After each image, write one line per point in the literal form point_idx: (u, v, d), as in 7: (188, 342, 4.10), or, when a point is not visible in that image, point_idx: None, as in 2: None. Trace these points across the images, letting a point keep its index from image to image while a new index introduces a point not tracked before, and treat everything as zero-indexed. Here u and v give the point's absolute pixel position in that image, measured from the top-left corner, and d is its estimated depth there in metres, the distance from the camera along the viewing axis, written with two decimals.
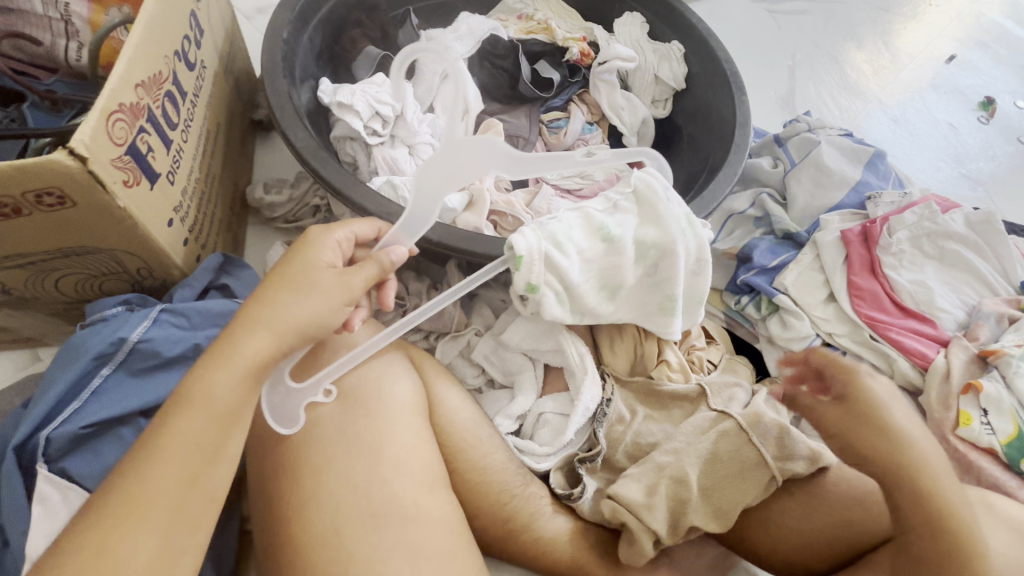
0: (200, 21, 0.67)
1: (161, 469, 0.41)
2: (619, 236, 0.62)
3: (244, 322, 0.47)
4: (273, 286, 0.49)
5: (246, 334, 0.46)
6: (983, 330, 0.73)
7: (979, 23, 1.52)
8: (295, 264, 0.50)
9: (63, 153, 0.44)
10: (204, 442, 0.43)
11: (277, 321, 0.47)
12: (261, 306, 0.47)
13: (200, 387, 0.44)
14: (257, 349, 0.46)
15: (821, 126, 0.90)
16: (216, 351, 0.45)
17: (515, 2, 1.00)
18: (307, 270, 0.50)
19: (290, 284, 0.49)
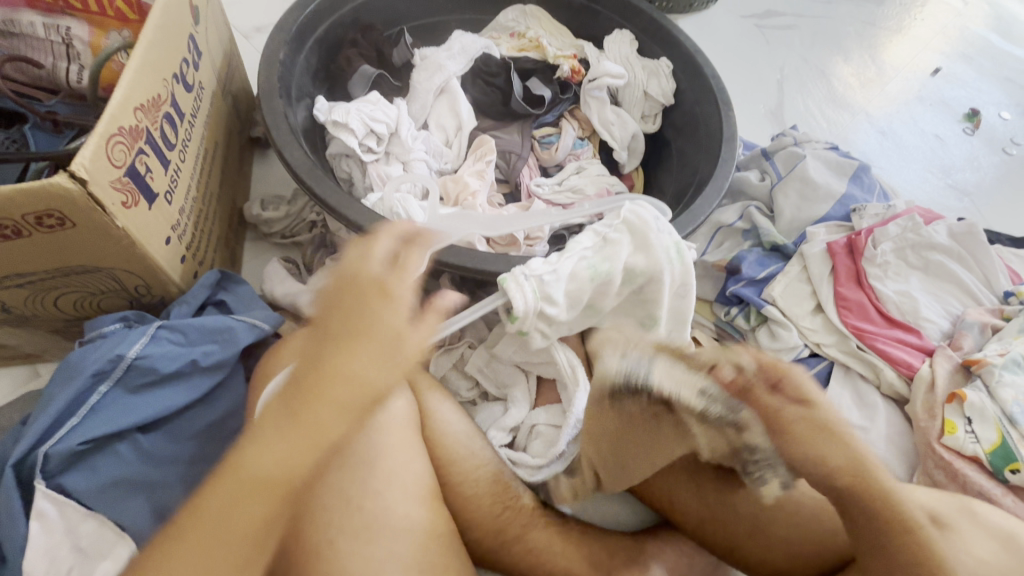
0: (198, 43, 0.68)
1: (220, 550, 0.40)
2: (610, 271, 0.62)
3: (312, 394, 0.44)
4: (341, 350, 0.46)
5: (318, 409, 0.43)
6: (967, 339, 0.75)
7: (963, 36, 1.55)
8: (364, 324, 0.47)
9: (64, 176, 0.46)
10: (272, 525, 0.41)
11: (344, 392, 0.44)
12: (335, 380, 0.44)
13: (265, 468, 0.42)
14: (325, 428, 0.43)
15: (806, 140, 0.92)
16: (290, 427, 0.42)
17: (506, 20, 1.02)
18: (377, 334, 0.47)
19: (359, 349, 0.46)
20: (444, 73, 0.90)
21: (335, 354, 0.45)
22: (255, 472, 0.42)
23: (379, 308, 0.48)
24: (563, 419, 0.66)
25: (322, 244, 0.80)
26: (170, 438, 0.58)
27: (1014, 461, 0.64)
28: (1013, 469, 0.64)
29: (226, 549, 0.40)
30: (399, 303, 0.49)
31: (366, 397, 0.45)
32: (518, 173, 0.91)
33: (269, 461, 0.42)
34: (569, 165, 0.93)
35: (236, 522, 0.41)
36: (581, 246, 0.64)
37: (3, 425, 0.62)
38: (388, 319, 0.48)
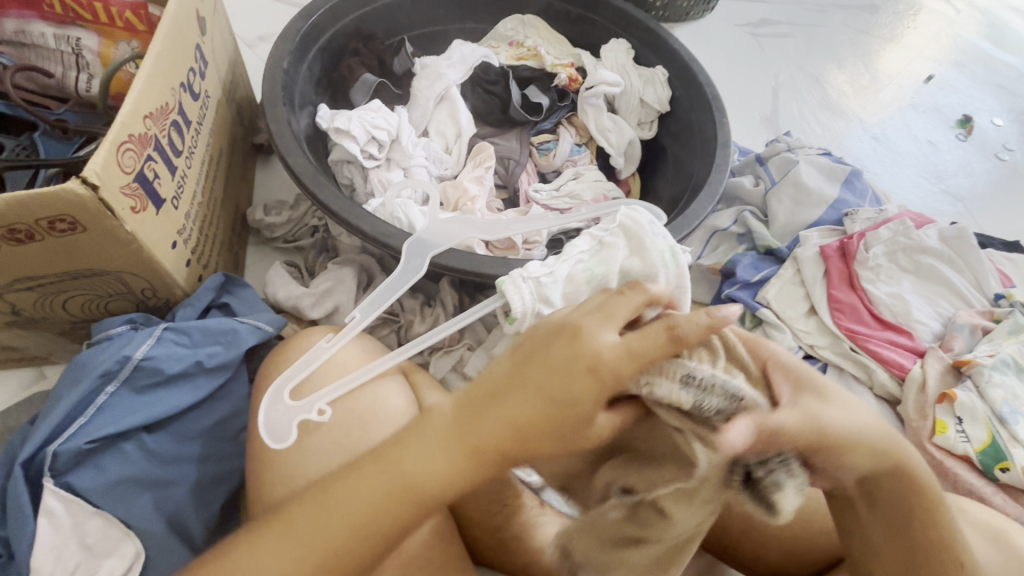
0: (205, 53, 0.70)
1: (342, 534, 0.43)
2: (605, 274, 0.64)
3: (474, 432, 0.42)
4: (518, 398, 0.42)
5: (477, 439, 0.42)
6: (958, 340, 0.76)
7: (956, 44, 1.58)
8: (555, 383, 0.42)
9: (77, 182, 0.47)
10: (404, 527, 0.44)
11: (504, 429, 0.42)
12: (501, 423, 0.42)
13: (414, 473, 0.43)
14: (479, 458, 0.42)
15: (800, 146, 0.94)
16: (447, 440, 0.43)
17: (505, 29, 1.04)
18: (565, 402, 0.41)
19: (543, 414, 0.42)
20: (444, 82, 0.92)
21: (514, 402, 0.42)
22: (413, 472, 0.43)
23: (579, 372, 0.42)
24: None
25: (324, 249, 0.82)
26: (175, 437, 0.59)
27: (1005, 461, 0.65)
28: (1003, 468, 0.65)
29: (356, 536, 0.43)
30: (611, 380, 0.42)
31: (524, 450, 0.42)
32: (516, 179, 0.93)
33: (419, 467, 0.43)
34: (566, 171, 0.95)
35: (373, 515, 0.43)
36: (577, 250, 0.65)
37: (12, 426, 0.63)
38: (580, 388, 0.41)
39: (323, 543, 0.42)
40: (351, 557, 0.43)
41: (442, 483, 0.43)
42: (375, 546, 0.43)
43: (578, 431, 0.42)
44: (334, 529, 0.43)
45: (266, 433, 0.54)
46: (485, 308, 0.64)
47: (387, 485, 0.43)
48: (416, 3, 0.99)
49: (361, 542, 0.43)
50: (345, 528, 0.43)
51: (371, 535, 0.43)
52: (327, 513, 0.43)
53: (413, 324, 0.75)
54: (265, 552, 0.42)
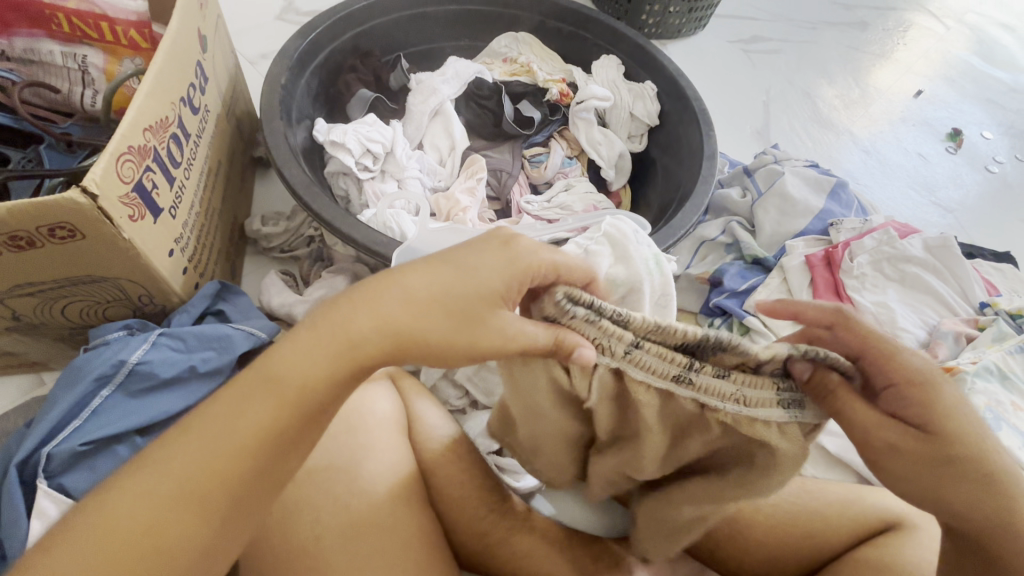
0: (205, 70, 0.73)
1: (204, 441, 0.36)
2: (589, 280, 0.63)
3: (353, 312, 0.39)
4: (411, 275, 0.40)
5: (353, 319, 0.39)
6: (942, 348, 0.77)
7: (946, 60, 1.61)
8: (456, 262, 0.40)
9: (77, 192, 0.49)
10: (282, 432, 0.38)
11: (389, 311, 0.39)
12: (391, 294, 0.39)
13: (282, 364, 0.38)
14: (358, 341, 0.39)
15: (787, 158, 0.96)
16: (322, 320, 0.39)
17: (499, 47, 1.07)
18: (468, 278, 0.40)
19: (439, 289, 0.40)
20: (438, 97, 0.94)
21: (404, 279, 0.40)
22: (288, 362, 0.38)
23: (484, 253, 0.41)
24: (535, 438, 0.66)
25: (319, 258, 0.84)
26: None
27: None
28: None
29: (225, 444, 0.36)
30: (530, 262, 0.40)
31: (415, 332, 0.39)
32: (508, 191, 0.95)
33: (289, 357, 0.38)
34: (558, 183, 0.97)
35: (249, 424, 0.37)
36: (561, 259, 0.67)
37: (9, 430, 0.65)
38: (487, 264, 0.40)
39: (178, 470, 0.36)
40: (210, 485, 0.36)
41: (316, 372, 0.38)
42: (240, 467, 0.37)
43: (484, 311, 0.39)
44: (199, 454, 0.36)
45: None
46: None
47: (253, 386, 0.38)
48: (413, 22, 1.03)
49: (224, 463, 0.36)
50: (216, 446, 0.36)
51: (235, 451, 0.37)
52: (183, 436, 0.37)
53: None
54: (107, 497, 0.35)
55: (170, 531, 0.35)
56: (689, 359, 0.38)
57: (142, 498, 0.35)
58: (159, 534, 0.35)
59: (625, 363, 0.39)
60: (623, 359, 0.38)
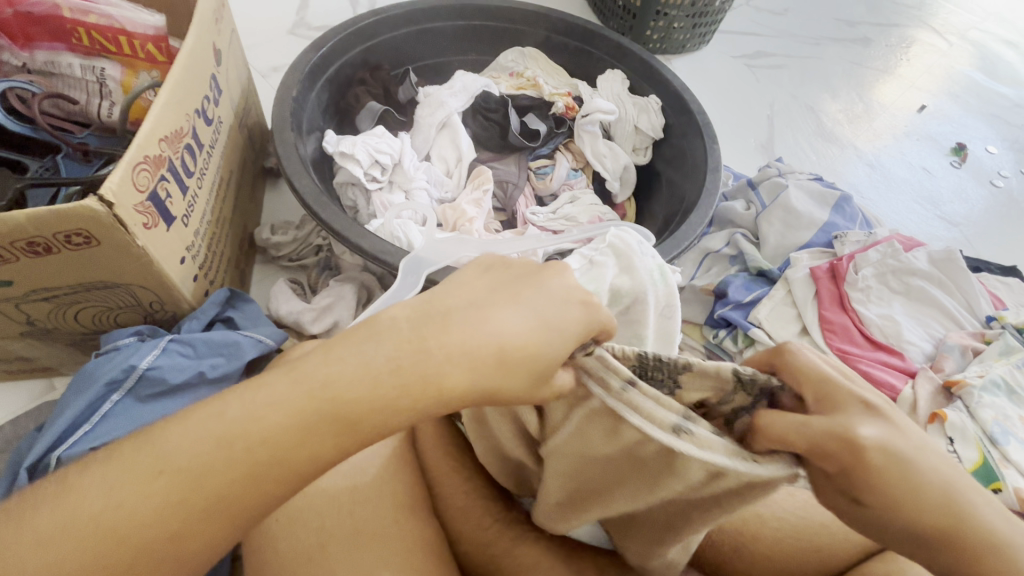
0: (219, 82, 0.75)
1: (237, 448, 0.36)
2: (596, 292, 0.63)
3: (444, 364, 0.38)
4: (506, 318, 0.40)
5: (438, 371, 0.38)
6: (948, 361, 0.77)
7: (949, 75, 1.62)
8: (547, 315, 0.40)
9: (93, 200, 0.50)
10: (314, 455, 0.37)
11: (479, 356, 0.39)
12: (477, 343, 0.39)
13: (345, 398, 0.37)
14: (439, 392, 0.38)
15: (790, 171, 0.97)
16: (409, 363, 0.38)
17: (506, 61, 1.09)
18: (549, 335, 0.39)
19: (530, 347, 0.39)
20: (445, 109, 0.96)
21: (500, 325, 0.39)
22: (348, 391, 0.37)
23: (569, 308, 0.41)
24: None
25: (327, 267, 0.85)
26: None
27: (997, 481, 0.65)
28: (997, 488, 0.64)
29: (259, 456, 0.36)
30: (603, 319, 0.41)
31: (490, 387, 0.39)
32: (513, 202, 0.96)
33: (359, 391, 0.37)
34: (563, 195, 0.98)
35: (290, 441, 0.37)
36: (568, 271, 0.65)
37: (20, 434, 0.66)
38: (570, 319, 0.40)
39: (207, 480, 0.35)
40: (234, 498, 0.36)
41: (370, 410, 0.38)
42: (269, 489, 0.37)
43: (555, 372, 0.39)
44: (229, 458, 0.36)
45: None
46: None
47: (300, 402, 0.37)
48: (421, 37, 1.05)
49: (257, 484, 0.36)
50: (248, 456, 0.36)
51: (268, 471, 0.36)
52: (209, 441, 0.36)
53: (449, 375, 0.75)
54: (125, 494, 0.35)
55: (190, 534, 0.35)
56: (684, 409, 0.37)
57: (165, 500, 0.35)
58: (177, 533, 0.35)
59: (613, 398, 0.38)
60: (610, 392, 0.38)
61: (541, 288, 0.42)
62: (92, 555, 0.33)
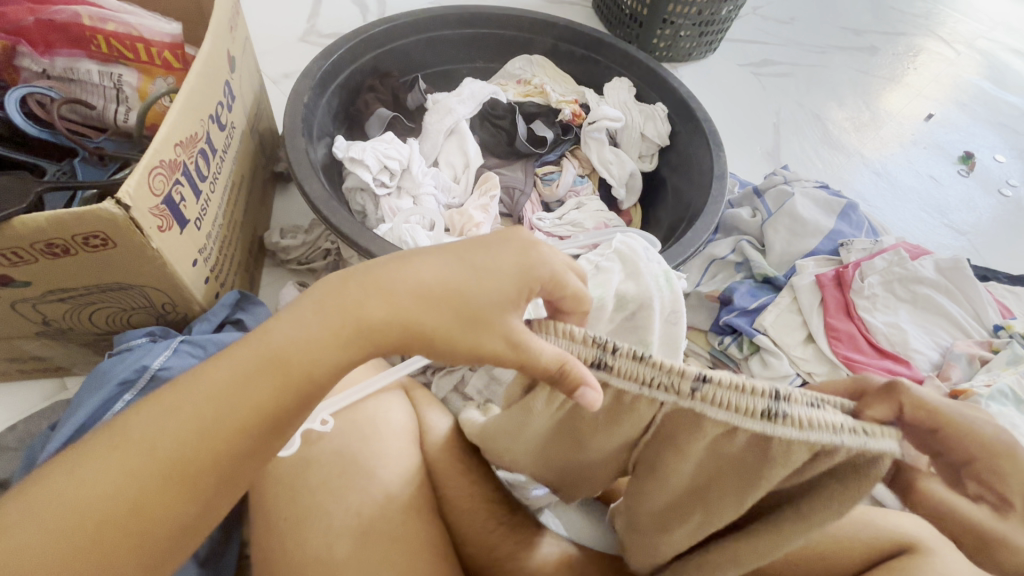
0: (232, 88, 0.76)
1: (188, 412, 0.37)
2: (601, 297, 0.65)
3: (366, 302, 0.39)
4: (419, 263, 0.41)
5: (362, 306, 0.39)
6: (955, 370, 0.76)
7: (957, 84, 1.62)
8: (472, 259, 0.41)
9: (111, 203, 0.52)
10: (267, 409, 0.38)
11: (396, 294, 0.40)
12: (400, 284, 0.40)
13: (289, 349, 0.38)
14: (360, 324, 0.39)
15: (796, 178, 0.97)
16: (333, 305, 0.39)
17: (514, 68, 1.10)
18: (476, 279, 0.40)
19: (455, 287, 0.40)
20: (453, 116, 0.97)
21: (418, 268, 0.41)
22: (289, 345, 0.38)
23: (502, 254, 0.42)
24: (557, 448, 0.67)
25: None
26: None
27: None
28: None
29: (212, 418, 0.37)
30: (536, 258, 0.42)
31: (422, 326, 0.40)
32: (520, 207, 0.97)
33: (298, 341, 0.38)
34: (569, 201, 0.99)
35: (238, 400, 0.37)
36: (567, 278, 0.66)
37: (33, 432, 0.67)
38: (503, 265, 0.41)
39: (163, 447, 0.36)
40: (207, 464, 0.37)
41: (322, 360, 0.39)
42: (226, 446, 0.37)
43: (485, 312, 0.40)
44: (181, 423, 0.36)
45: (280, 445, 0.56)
46: None
47: (251, 364, 0.38)
48: (430, 45, 1.06)
49: (216, 447, 0.37)
50: (201, 419, 0.37)
51: (234, 429, 0.37)
52: (169, 415, 0.36)
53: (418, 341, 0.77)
54: (88, 473, 0.35)
55: (154, 502, 0.35)
56: (777, 391, 0.35)
57: (132, 477, 0.35)
58: (141, 503, 0.35)
59: (649, 390, 0.37)
60: (644, 386, 0.37)
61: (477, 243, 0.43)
62: (69, 533, 0.34)
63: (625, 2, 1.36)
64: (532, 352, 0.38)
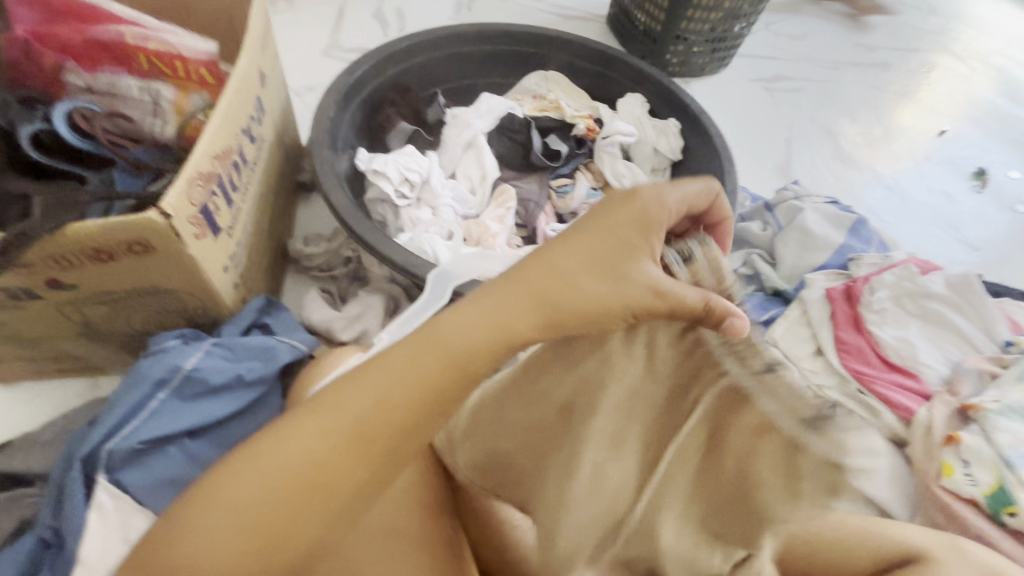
0: (263, 103, 0.80)
1: (369, 388, 0.44)
2: None
3: (518, 296, 0.44)
4: (564, 250, 0.45)
5: (506, 303, 0.44)
6: (965, 385, 0.78)
7: (971, 100, 1.62)
8: (603, 228, 0.45)
9: (154, 212, 0.55)
10: (435, 389, 0.44)
11: (544, 285, 0.44)
12: (554, 274, 0.44)
13: (452, 338, 0.45)
14: (503, 324, 0.44)
15: (807, 194, 0.99)
16: (483, 296, 0.45)
17: (529, 83, 1.13)
18: (608, 243, 0.45)
19: (594, 255, 0.44)
20: (471, 130, 1.01)
21: (562, 253, 0.45)
22: (456, 335, 0.45)
23: (622, 215, 0.45)
24: None
25: (357, 278, 0.90)
26: (213, 444, 0.65)
27: (1012, 505, 0.66)
28: (1011, 512, 0.66)
29: (389, 395, 0.44)
30: (657, 211, 0.45)
31: (580, 303, 0.44)
32: (535, 219, 0.99)
33: (461, 331, 0.45)
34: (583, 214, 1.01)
35: (411, 380, 0.44)
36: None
37: (69, 427, 0.70)
38: (620, 222, 0.45)
39: (349, 416, 0.43)
40: (380, 434, 0.44)
41: (474, 350, 0.44)
42: (396, 420, 0.44)
43: (620, 262, 0.44)
44: (361, 398, 0.44)
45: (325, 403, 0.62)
46: None
47: (421, 350, 0.45)
48: (450, 61, 1.10)
49: (388, 418, 0.44)
50: (378, 394, 0.44)
51: (406, 404, 0.44)
52: (359, 390, 0.44)
53: None
54: (291, 431, 0.43)
55: (340, 460, 0.43)
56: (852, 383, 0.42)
57: (325, 439, 0.43)
58: (332, 462, 0.43)
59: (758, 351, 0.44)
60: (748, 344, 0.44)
61: (608, 206, 0.47)
62: (275, 479, 0.42)
63: (639, 19, 1.40)
64: (677, 297, 0.42)
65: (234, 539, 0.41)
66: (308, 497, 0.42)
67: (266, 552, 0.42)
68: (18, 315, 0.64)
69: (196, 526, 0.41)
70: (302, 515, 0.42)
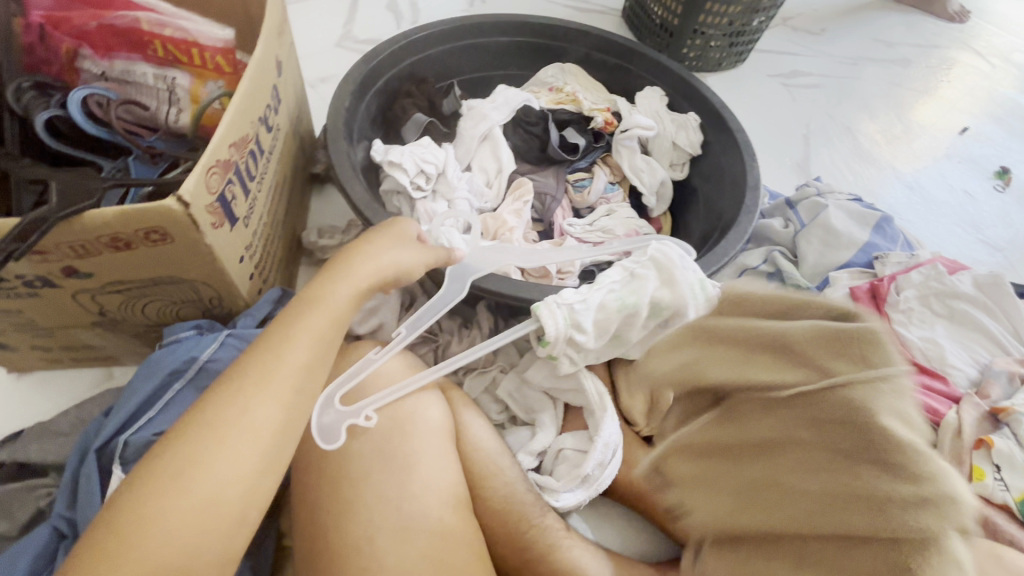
0: (280, 92, 0.79)
1: (269, 354, 0.50)
2: (633, 303, 0.68)
3: (356, 269, 0.58)
4: (369, 248, 0.60)
5: (350, 276, 0.57)
6: (995, 388, 0.75)
7: (992, 98, 1.59)
8: (389, 230, 0.64)
9: (172, 199, 0.54)
10: (315, 340, 0.52)
11: (377, 271, 0.59)
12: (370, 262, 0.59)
13: (319, 298, 0.55)
14: (353, 288, 0.57)
15: (830, 191, 0.97)
16: (329, 276, 0.57)
17: (545, 76, 1.11)
18: (397, 242, 0.62)
19: (393, 251, 0.61)
20: (487, 122, 0.99)
21: (374, 249, 0.60)
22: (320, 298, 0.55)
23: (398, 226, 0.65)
24: (589, 444, 0.73)
25: None
26: None
27: None
28: None
29: (277, 349, 0.50)
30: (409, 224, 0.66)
31: (398, 269, 0.61)
32: (551, 214, 0.98)
33: (326, 293, 0.55)
34: (600, 208, 1.00)
35: (297, 332, 0.52)
36: (577, 296, 0.67)
37: (84, 418, 0.69)
38: (403, 226, 0.64)
39: (245, 374, 0.49)
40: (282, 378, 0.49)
41: (342, 306, 0.55)
42: (292, 365, 0.50)
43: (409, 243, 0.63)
44: (254, 362, 0.49)
45: (318, 436, 0.56)
46: (524, 330, 0.67)
47: (295, 310, 0.53)
48: (466, 52, 1.08)
49: (280, 369, 0.49)
50: (268, 352, 0.50)
51: (297, 352, 0.51)
52: (249, 356, 0.50)
53: (450, 344, 0.79)
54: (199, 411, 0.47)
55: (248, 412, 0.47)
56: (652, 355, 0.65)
57: (232, 399, 0.47)
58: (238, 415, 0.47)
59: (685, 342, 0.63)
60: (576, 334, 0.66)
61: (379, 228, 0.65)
62: (192, 449, 0.45)
63: (656, 12, 1.37)
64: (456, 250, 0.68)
65: (182, 507, 0.43)
66: (227, 446, 0.45)
67: (218, 509, 0.44)
68: (33, 303, 0.63)
69: (138, 517, 0.41)
70: (239, 463, 0.46)
